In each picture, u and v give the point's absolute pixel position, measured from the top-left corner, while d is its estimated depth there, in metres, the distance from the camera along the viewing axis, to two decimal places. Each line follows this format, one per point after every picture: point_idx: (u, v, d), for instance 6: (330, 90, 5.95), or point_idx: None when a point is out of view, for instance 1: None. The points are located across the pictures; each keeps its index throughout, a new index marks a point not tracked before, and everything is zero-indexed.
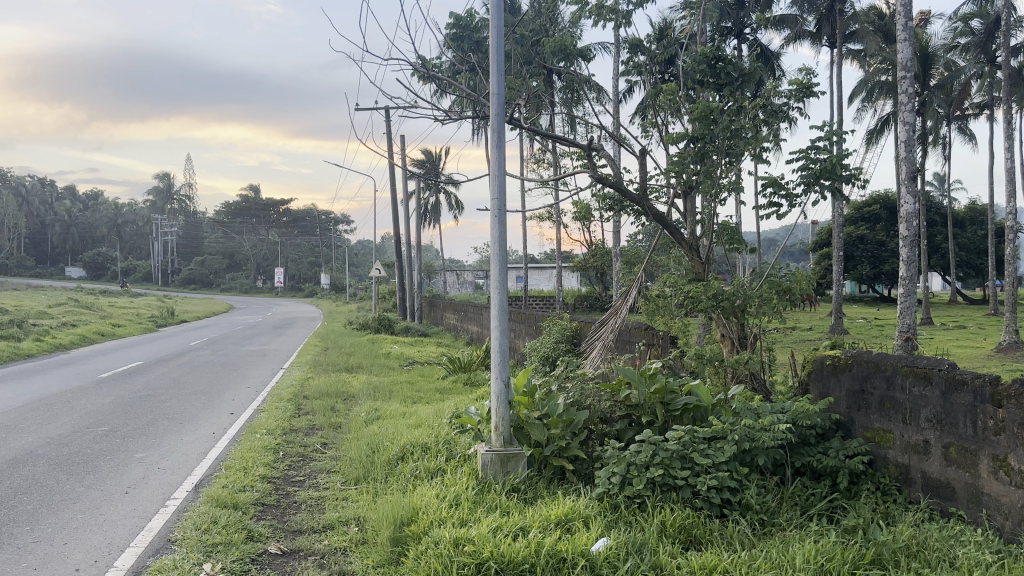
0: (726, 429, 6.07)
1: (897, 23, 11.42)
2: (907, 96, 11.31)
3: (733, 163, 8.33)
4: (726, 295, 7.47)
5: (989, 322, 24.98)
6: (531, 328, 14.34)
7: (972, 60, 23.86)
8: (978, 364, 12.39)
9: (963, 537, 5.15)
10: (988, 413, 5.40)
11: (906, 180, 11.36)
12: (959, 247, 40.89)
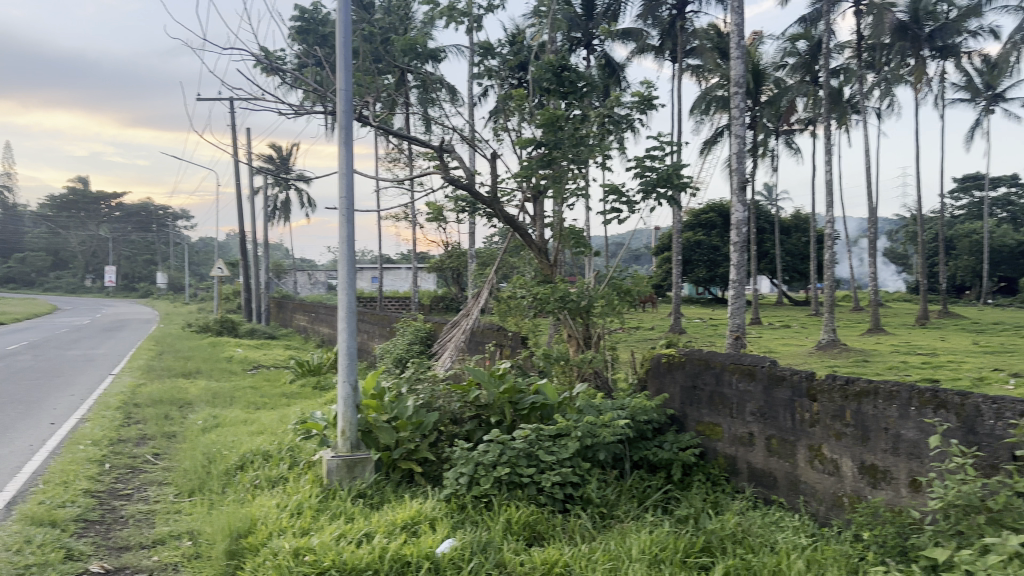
0: (570, 426, 6.22)
1: (731, 42, 12.14)
2: (739, 111, 12.05)
3: (579, 170, 8.58)
4: (572, 297, 7.69)
5: (810, 322, 27.04)
6: (384, 330, 14.18)
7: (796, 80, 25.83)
8: (799, 362, 13.42)
9: (782, 522, 5.53)
10: (804, 407, 5.88)
11: (736, 190, 12.11)
12: (786, 252, 44.15)
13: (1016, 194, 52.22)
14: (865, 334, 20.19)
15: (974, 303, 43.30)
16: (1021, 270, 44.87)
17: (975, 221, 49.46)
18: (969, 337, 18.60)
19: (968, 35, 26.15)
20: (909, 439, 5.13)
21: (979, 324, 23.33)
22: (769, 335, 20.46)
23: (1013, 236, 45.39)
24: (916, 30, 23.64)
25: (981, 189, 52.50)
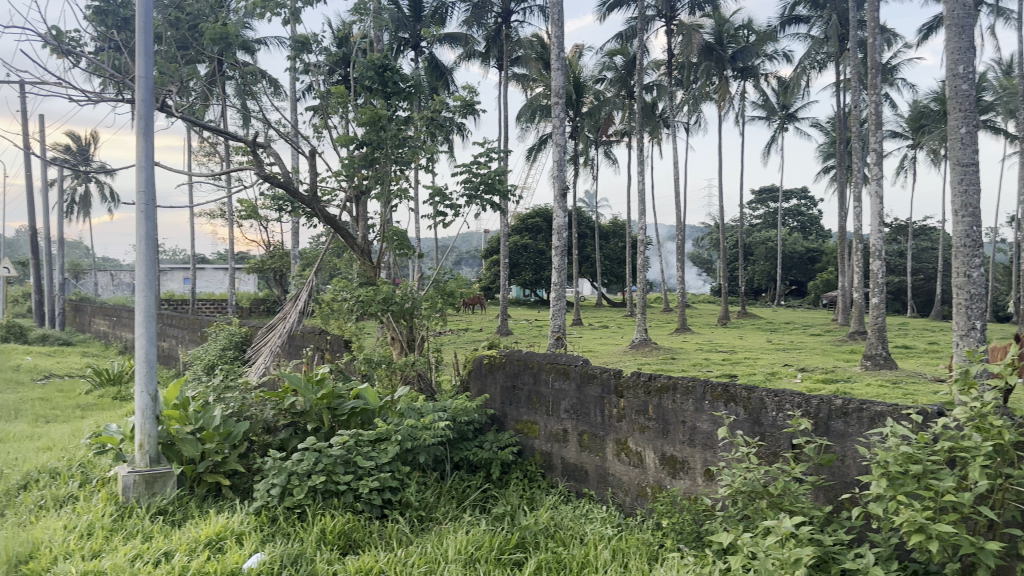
0: (389, 431, 6.13)
1: (552, 53, 12.54)
2: (559, 121, 12.47)
3: (402, 171, 8.54)
4: (396, 299, 7.61)
5: (627, 323, 28.46)
6: (195, 335, 13.41)
7: (614, 92, 27.08)
8: (612, 361, 14.07)
9: (591, 515, 5.75)
10: (613, 403, 6.17)
11: (556, 197, 12.53)
12: (606, 256, 46.20)
13: (805, 206, 57.62)
14: (675, 334, 21.46)
15: (771, 304, 47.37)
16: (809, 274, 49.62)
17: (770, 229, 54.14)
18: (765, 336, 20.28)
19: (765, 59, 28.56)
20: (704, 430, 5.51)
21: (773, 324, 25.46)
22: (588, 335, 21.32)
23: (803, 243, 50.10)
24: (720, 52, 25.51)
25: (776, 200, 57.48)
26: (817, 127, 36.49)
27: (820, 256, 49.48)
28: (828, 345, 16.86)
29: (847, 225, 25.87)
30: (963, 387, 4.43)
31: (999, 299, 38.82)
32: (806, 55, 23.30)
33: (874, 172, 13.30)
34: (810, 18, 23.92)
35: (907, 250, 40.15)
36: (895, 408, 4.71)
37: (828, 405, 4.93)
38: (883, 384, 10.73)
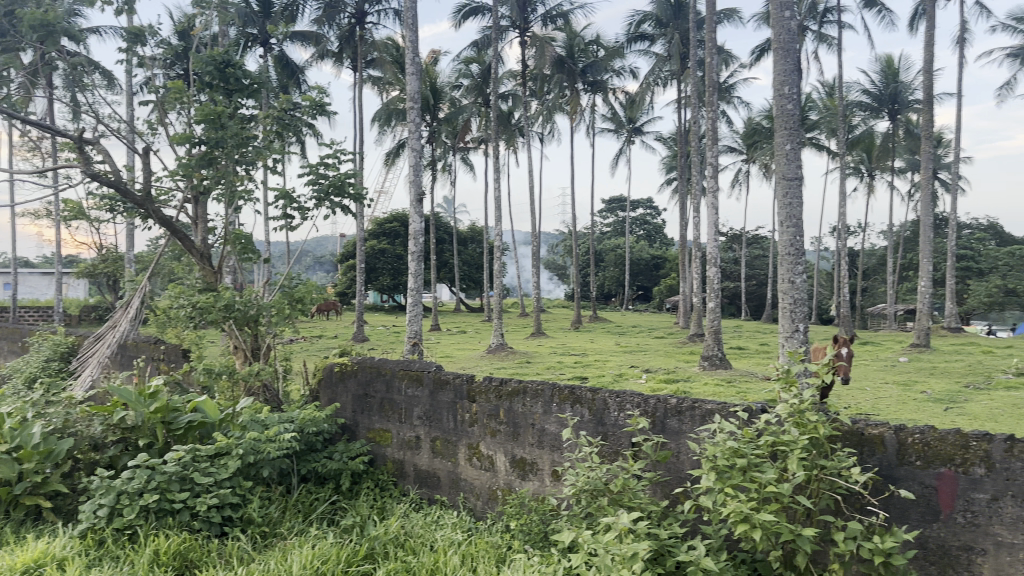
0: (231, 444, 5.87)
1: (407, 56, 12.46)
2: (415, 126, 12.42)
3: (247, 171, 8.23)
4: (240, 305, 7.29)
5: (484, 327, 28.71)
6: (13, 346, 12.26)
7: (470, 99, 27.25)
8: (465, 367, 14.09)
9: (442, 521, 5.75)
10: (465, 408, 6.20)
11: (412, 202, 12.47)
12: (463, 261, 46.38)
13: (651, 215, 60.29)
14: (531, 338, 21.82)
15: (621, 308, 49.13)
16: (655, 280, 51.97)
17: (619, 237, 56.29)
18: (614, 339, 21.03)
19: (613, 73, 29.68)
20: (552, 433, 5.63)
21: (622, 328, 26.43)
22: (445, 340, 21.29)
23: (649, 251, 52.41)
24: (571, 65, 26.29)
25: (624, 209, 59.85)
26: (661, 141, 38.28)
27: (665, 263, 51.95)
28: (670, 347, 17.68)
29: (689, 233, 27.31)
30: (784, 385, 4.72)
31: (821, 303, 42.26)
32: (652, 71, 24.39)
33: (710, 184, 14.07)
34: (654, 36, 25.05)
35: (743, 257, 42.89)
36: (725, 406, 4.97)
37: (664, 405, 5.16)
38: (718, 383, 11.35)
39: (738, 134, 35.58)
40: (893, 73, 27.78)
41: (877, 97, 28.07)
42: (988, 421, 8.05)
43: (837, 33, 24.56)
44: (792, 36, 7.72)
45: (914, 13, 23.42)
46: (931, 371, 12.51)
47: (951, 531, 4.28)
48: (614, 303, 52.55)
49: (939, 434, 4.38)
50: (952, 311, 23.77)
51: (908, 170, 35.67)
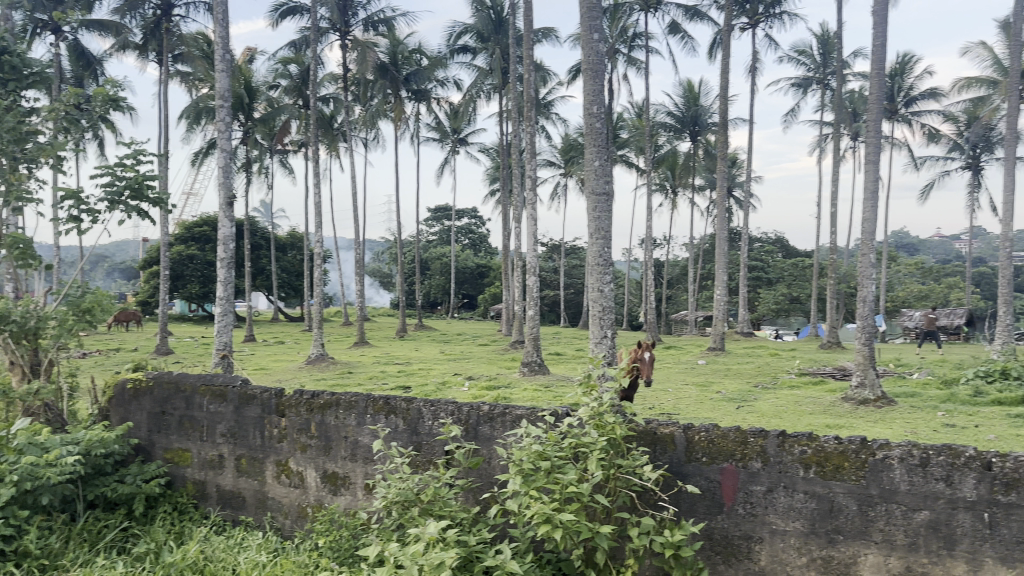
0: (4, 471, 5.28)
1: (217, 53, 11.86)
2: (225, 125, 11.87)
3: (26, 169, 7.58)
4: (16, 317, 6.65)
5: (304, 338, 27.79)
6: None
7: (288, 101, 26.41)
8: (277, 381, 13.54)
9: (245, 543, 5.47)
10: (273, 423, 5.97)
11: (223, 205, 11.92)
12: (281, 268, 44.65)
13: (475, 225, 61.05)
14: (354, 347, 21.40)
15: (446, 316, 49.34)
16: (479, 288, 52.71)
17: (443, 246, 56.58)
18: (438, 347, 21.09)
19: (437, 83, 29.82)
20: (365, 445, 5.53)
21: (446, 336, 26.58)
22: (259, 352, 20.38)
23: (473, 259, 53.12)
24: (394, 72, 26.19)
25: (449, 218, 60.28)
26: (484, 152, 38.88)
27: (489, 271, 52.86)
28: (493, 354, 18.01)
29: (510, 243, 27.97)
30: (586, 390, 4.76)
31: (633, 310, 44.63)
32: (473, 83, 24.72)
33: (530, 197, 14.49)
34: (475, 49, 25.46)
35: (561, 267, 44.45)
36: (533, 411, 5.02)
37: (477, 411, 5.15)
38: (537, 389, 11.64)
39: (556, 149, 36.82)
40: (693, 97, 29.91)
41: (680, 119, 30.09)
42: (772, 418, 8.79)
43: (645, 57, 26.09)
44: (601, 57, 8.02)
45: (712, 42, 25.33)
46: (727, 372, 13.58)
47: (733, 521, 4.53)
48: (439, 312, 52.72)
49: (723, 431, 4.65)
50: (746, 317, 25.87)
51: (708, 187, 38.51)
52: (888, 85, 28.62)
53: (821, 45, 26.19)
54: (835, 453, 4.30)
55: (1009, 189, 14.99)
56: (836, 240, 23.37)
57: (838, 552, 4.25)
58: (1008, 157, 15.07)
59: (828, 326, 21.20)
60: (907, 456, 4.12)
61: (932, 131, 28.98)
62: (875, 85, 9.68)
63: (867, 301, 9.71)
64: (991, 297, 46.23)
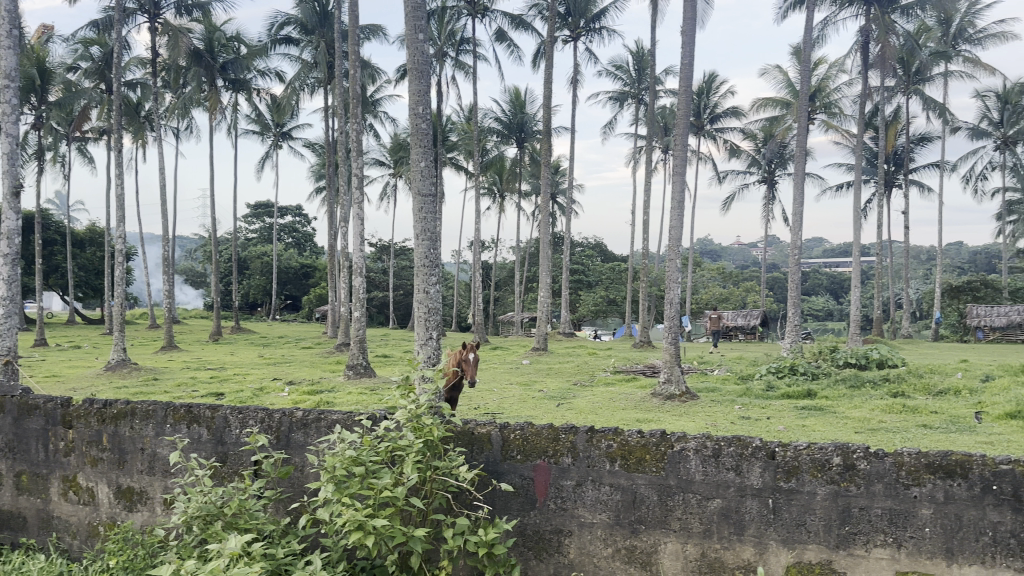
0: None
1: (2, 27, 10.74)
2: (9, 107, 10.80)
3: None
4: None
5: (105, 342, 25.71)
6: None
7: (89, 85, 24.43)
8: (69, 389, 12.42)
9: (25, 567, 4.96)
10: (58, 436, 5.50)
11: (7, 195, 10.84)
12: (79, 266, 41.05)
13: (299, 223, 59.13)
14: (161, 351, 20.07)
15: (266, 317, 47.51)
16: (303, 289, 51.28)
17: (263, 244, 54.49)
18: (256, 350, 20.22)
19: (257, 74, 28.68)
20: (163, 457, 5.18)
21: (266, 339, 25.59)
22: (51, 357, 18.61)
23: (297, 259, 51.51)
24: (209, 60, 24.93)
25: (271, 215, 58.09)
26: (309, 148, 37.74)
27: (313, 271, 51.49)
28: (316, 358, 17.51)
29: (335, 244, 27.40)
30: (404, 392, 4.31)
31: (461, 311, 45.05)
32: (296, 75, 23.86)
33: (357, 195, 14.28)
34: (299, 41, 24.72)
35: (389, 267, 44.10)
36: (349, 416, 4.86)
37: (289, 418, 4.96)
38: (360, 392, 11.44)
39: (385, 149, 36.42)
40: (519, 105, 30.62)
41: (506, 125, 30.71)
42: (589, 414, 9.16)
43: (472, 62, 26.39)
44: (426, 59, 7.94)
45: (537, 52, 26.11)
46: (548, 371, 14.05)
47: (544, 517, 4.41)
48: (258, 313, 50.69)
49: (536, 428, 4.49)
50: (567, 318, 26.82)
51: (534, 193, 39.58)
52: (695, 102, 30.75)
53: (637, 61, 27.68)
54: (638, 446, 4.25)
55: (796, 202, 16.52)
56: (648, 246, 24.76)
57: (641, 542, 4.20)
58: (798, 173, 16.60)
59: (641, 326, 22.45)
60: (701, 447, 4.12)
61: (733, 147, 31.38)
62: (683, 102, 10.33)
63: (674, 303, 10.33)
64: (783, 300, 50.89)
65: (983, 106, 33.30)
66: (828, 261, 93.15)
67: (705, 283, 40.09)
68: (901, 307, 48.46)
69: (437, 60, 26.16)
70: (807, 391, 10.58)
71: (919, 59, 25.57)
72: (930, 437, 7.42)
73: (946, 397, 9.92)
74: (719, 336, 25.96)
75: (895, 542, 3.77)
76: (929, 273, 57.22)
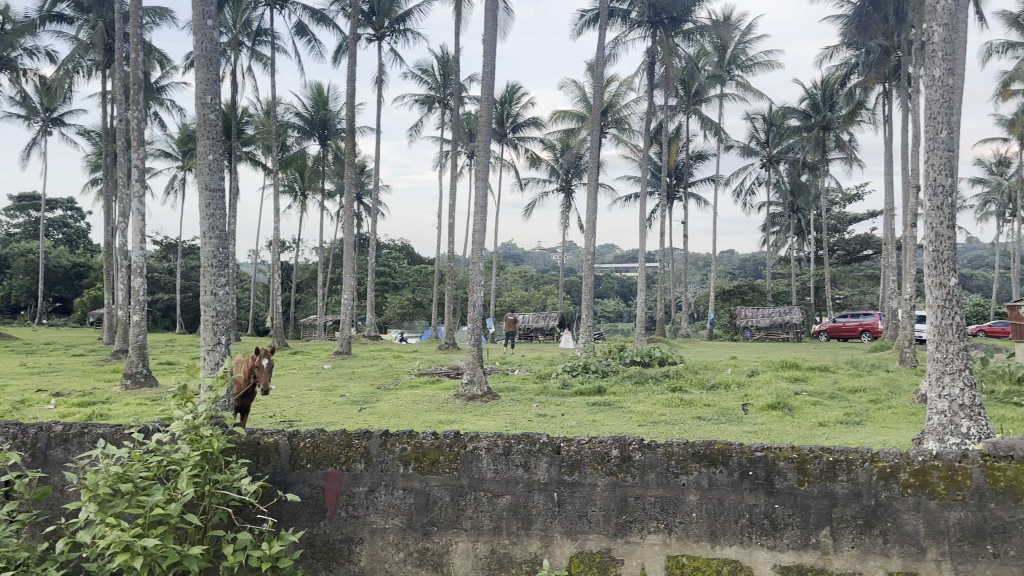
0: None
1: None
2: None
3: None
4: None
5: None
6: None
7: None
8: None
9: None
10: None
11: None
12: None
13: (71, 217, 53.93)
14: None
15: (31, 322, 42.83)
16: (76, 290, 46.78)
17: (27, 240, 49.09)
18: (16, 359, 18.20)
19: (23, 52, 25.90)
20: None
21: (31, 345, 23.09)
22: None
23: (70, 257, 46.95)
24: None
25: (37, 209, 52.51)
26: (85, 136, 34.59)
27: (88, 272, 47.12)
28: (87, 366, 16.04)
29: (113, 242, 25.29)
30: (179, 402, 3.98)
31: (258, 315, 43.15)
32: (70, 56, 21.79)
33: (137, 190, 13.26)
34: (74, 19, 22.70)
35: (178, 268, 41.34)
36: (117, 430, 4.50)
37: (47, 434, 4.51)
38: (141, 403, 10.64)
39: (173, 141, 34.11)
40: (322, 101, 29.88)
41: (308, 121, 29.81)
42: (392, 417, 9.11)
43: (270, 54, 25.39)
44: (216, 48, 7.44)
45: (339, 48, 25.50)
46: (349, 375, 13.80)
47: (335, 526, 4.29)
48: (20, 317, 45.56)
49: (327, 435, 4.36)
50: (372, 321, 26.53)
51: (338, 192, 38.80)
52: (499, 110, 31.53)
53: (442, 66, 27.97)
54: (431, 448, 4.26)
55: (590, 210, 17.35)
56: (453, 250, 25.03)
57: (432, 544, 4.21)
58: (591, 183, 17.49)
59: (445, 329, 22.63)
60: (492, 446, 4.22)
61: (534, 156, 32.55)
62: (486, 109, 10.52)
63: (477, 306, 10.52)
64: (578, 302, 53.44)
65: (751, 126, 36.88)
66: (619, 266, 99.08)
67: (507, 287, 41.18)
68: (682, 308, 52.55)
69: (231, 50, 24.92)
70: (598, 388, 11.17)
71: (699, 81, 27.88)
72: (705, 428, 8.10)
73: (717, 391, 10.87)
74: (516, 338, 26.81)
75: (666, 528, 4.03)
76: (705, 278, 62.47)
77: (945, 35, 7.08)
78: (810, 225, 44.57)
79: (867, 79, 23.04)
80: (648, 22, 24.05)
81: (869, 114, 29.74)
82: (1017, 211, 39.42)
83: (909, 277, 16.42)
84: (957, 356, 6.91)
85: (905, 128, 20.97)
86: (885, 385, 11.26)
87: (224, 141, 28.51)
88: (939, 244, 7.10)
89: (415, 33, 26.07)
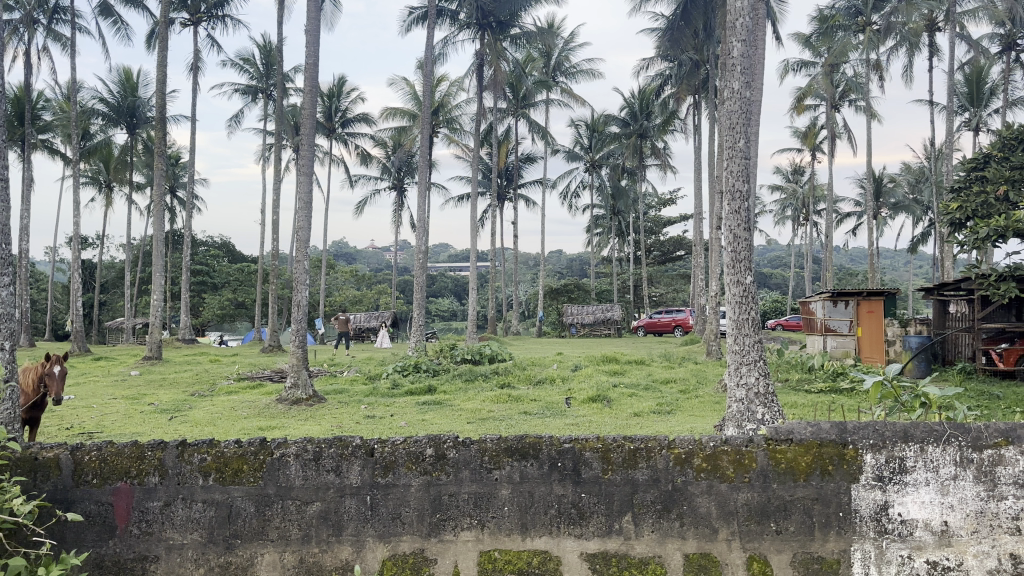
0: None
1: None
2: None
3: None
4: None
5: None
6: None
7: None
8: None
9: None
10: None
11: None
12: None
13: None
14: None
15: None
16: None
17: None
18: None
19: None
20: None
21: None
22: None
23: None
24: None
25: None
26: None
27: None
28: None
29: None
30: None
31: (57, 318, 39.53)
32: None
33: None
34: None
35: None
36: None
37: None
38: None
39: None
40: (130, 87, 27.90)
41: (114, 108, 27.81)
42: (207, 426, 8.66)
43: (70, 33, 23.44)
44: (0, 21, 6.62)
45: (149, 33, 23.96)
46: (158, 382, 12.96)
47: (126, 544, 4.00)
48: None
49: (116, 447, 4.05)
50: (187, 324, 25.03)
51: (149, 185, 36.31)
52: (326, 105, 30.83)
53: (264, 56, 26.94)
54: (234, 457, 4.06)
55: (420, 209, 17.29)
56: (277, 247, 24.16)
57: (236, 556, 4.03)
58: (421, 182, 17.49)
59: (268, 331, 21.75)
60: (302, 451, 4.08)
61: (364, 153, 32.08)
62: (309, 102, 10.26)
63: (301, 305, 10.20)
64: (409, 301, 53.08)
65: (575, 132, 38.25)
66: (452, 265, 99.42)
67: (337, 287, 40.26)
68: (511, 307, 53.54)
69: (24, 27, 22.77)
70: (427, 388, 11.15)
71: (524, 84, 28.55)
72: (530, 422, 8.32)
73: (542, 386, 11.20)
74: (348, 338, 26.23)
75: (479, 524, 4.08)
76: (533, 278, 64.02)
77: (743, 50, 7.65)
78: (629, 227, 46.79)
79: (679, 90, 24.63)
80: (476, 25, 24.37)
81: (681, 123, 31.66)
82: (810, 216, 43.39)
83: (713, 276, 17.68)
84: (752, 348, 7.47)
85: (710, 137, 22.52)
86: (694, 375, 12.08)
87: (17, 126, 25.98)
88: (737, 245, 7.66)
89: (234, 20, 24.98)
